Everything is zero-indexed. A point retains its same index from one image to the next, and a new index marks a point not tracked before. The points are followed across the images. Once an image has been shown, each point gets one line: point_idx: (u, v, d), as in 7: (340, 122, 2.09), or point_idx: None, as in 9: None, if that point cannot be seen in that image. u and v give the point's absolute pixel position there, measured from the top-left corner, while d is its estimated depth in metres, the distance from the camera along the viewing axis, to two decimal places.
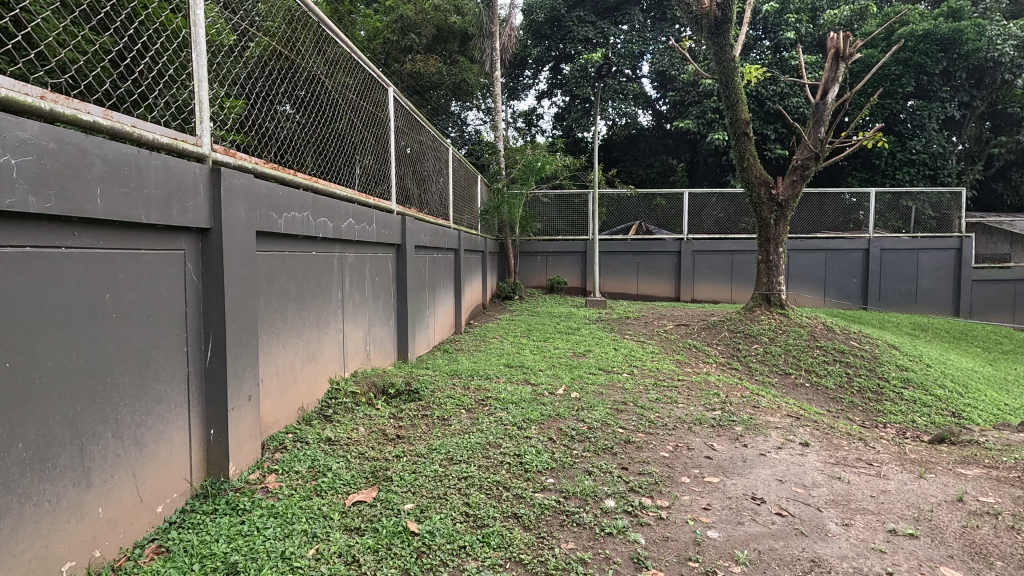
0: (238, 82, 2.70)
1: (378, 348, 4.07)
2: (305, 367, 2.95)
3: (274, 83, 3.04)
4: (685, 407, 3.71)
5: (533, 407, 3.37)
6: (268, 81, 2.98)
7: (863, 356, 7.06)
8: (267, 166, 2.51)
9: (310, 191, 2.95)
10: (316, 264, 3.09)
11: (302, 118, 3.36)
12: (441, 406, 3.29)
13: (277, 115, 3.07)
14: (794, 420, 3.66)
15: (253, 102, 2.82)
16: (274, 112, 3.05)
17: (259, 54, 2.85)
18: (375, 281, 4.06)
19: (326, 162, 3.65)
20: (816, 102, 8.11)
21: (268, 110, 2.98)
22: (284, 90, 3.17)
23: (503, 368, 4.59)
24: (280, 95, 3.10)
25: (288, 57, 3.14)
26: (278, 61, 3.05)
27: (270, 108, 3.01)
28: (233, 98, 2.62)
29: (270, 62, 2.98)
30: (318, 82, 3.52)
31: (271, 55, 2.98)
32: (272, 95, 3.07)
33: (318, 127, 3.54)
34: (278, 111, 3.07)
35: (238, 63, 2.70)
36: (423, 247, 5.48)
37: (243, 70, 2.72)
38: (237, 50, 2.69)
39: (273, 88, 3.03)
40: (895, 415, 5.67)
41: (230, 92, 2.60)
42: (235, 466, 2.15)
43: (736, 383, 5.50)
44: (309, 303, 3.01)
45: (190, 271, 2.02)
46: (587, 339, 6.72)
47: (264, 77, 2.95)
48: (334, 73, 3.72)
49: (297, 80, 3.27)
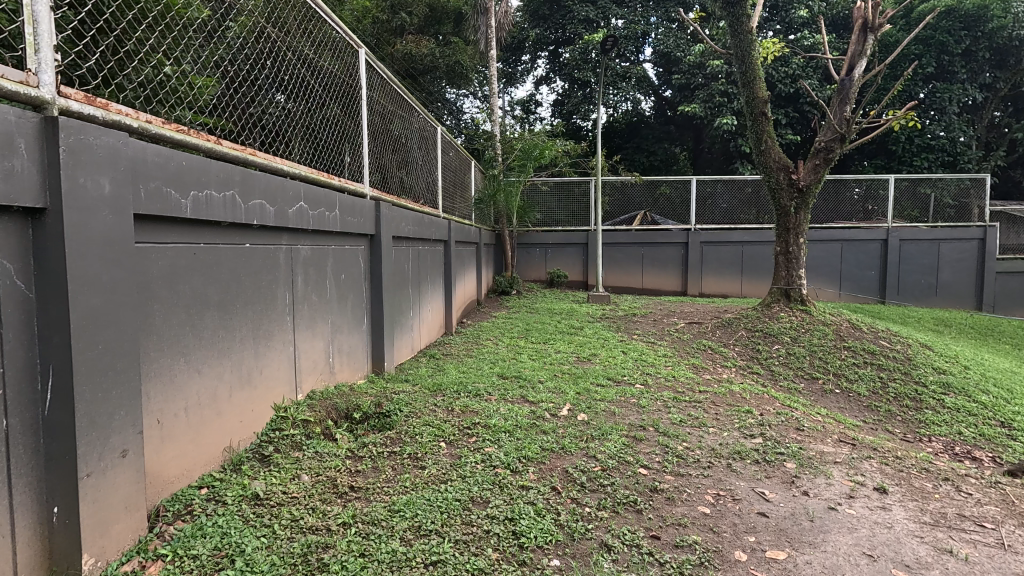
0: (219, 65, 2.39)
1: (344, 359, 3.39)
2: (235, 394, 2.26)
3: (259, 66, 2.65)
4: (717, 433, 3.01)
5: (530, 438, 2.69)
6: (255, 63, 2.62)
7: (896, 357, 6.41)
8: (171, 128, 1.87)
9: (241, 164, 2.28)
10: (253, 260, 2.40)
11: (298, 108, 3.00)
12: (416, 440, 2.60)
13: (263, 102, 2.70)
14: (852, 449, 2.98)
15: (236, 88, 2.49)
16: (262, 98, 2.69)
17: (243, 35, 2.50)
18: (339, 280, 3.35)
19: (319, 153, 3.21)
20: (841, 79, 7.40)
21: (253, 94, 2.61)
22: (274, 76, 2.80)
23: (496, 381, 3.90)
24: (269, 81, 2.75)
25: (281, 40, 2.78)
26: (266, 42, 2.68)
27: (256, 93, 2.65)
28: (205, 78, 2.28)
29: (258, 43, 2.62)
30: (311, 68, 3.13)
31: (259, 35, 2.61)
32: (264, 83, 2.73)
33: (309, 115, 3.11)
34: (264, 97, 2.70)
35: (221, 44, 2.39)
36: (405, 238, 4.76)
37: (227, 52, 2.42)
38: (217, 30, 2.37)
39: (260, 70, 2.67)
40: (939, 427, 5.03)
41: (201, 71, 2.27)
42: (96, 558, 1.47)
43: (762, 392, 4.83)
44: (238, 310, 2.29)
45: (6, 273, 1.33)
46: (591, 340, 6.04)
47: (251, 61, 2.59)
48: (322, 53, 3.22)
49: (288, 64, 2.89)
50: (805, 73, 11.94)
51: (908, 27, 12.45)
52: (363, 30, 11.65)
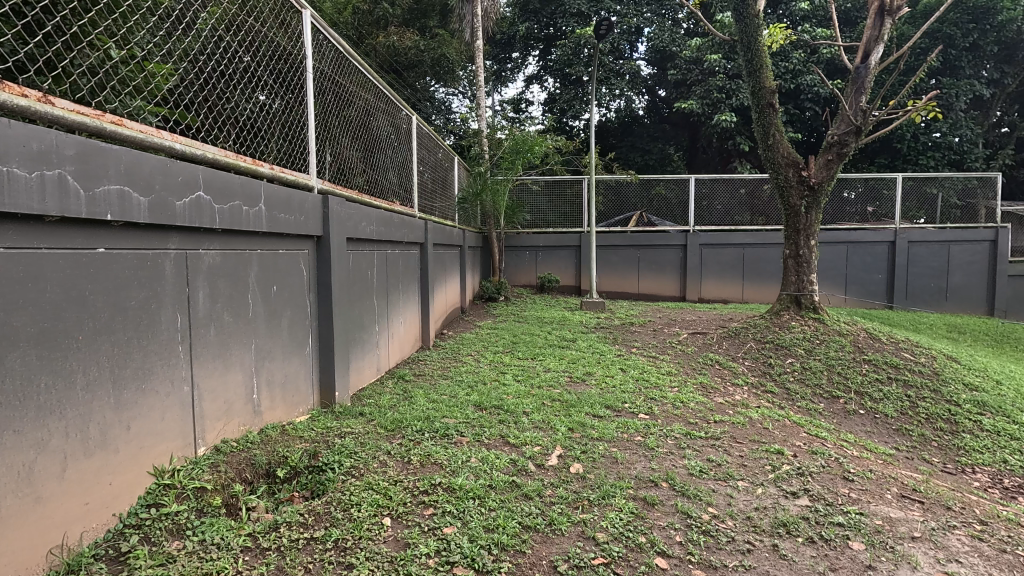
0: (187, 58, 2.26)
1: (274, 394, 2.68)
2: (73, 468, 1.57)
3: (230, 61, 2.50)
4: (750, 490, 2.34)
5: (506, 510, 2.01)
6: (224, 58, 2.46)
7: (923, 372, 5.78)
8: None
9: (100, 140, 1.68)
10: (114, 271, 1.72)
11: (275, 106, 2.81)
12: (349, 518, 1.89)
13: (233, 97, 2.52)
14: (923, 512, 2.32)
15: (201, 82, 2.33)
16: (235, 95, 2.53)
17: (213, 27, 2.38)
18: (269, 296, 2.65)
19: (291, 148, 2.95)
20: (856, 67, 6.78)
21: (223, 90, 2.46)
22: (250, 72, 2.63)
23: (475, 414, 3.22)
24: (240, 74, 2.56)
25: (248, 31, 2.59)
26: (235, 36, 2.52)
27: (227, 88, 2.49)
28: (165, 67, 2.13)
29: (223, 36, 2.45)
30: (283, 61, 2.86)
31: (225, 29, 2.46)
32: (237, 80, 2.56)
33: (285, 112, 2.89)
34: (237, 93, 2.54)
35: (191, 38, 2.27)
36: (369, 240, 4.05)
37: (197, 46, 2.30)
38: (187, 22, 2.25)
39: (228, 64, 2.49)
40: (981, 454, 4.39)
41: (159, 60, 2.12)
42: None
43: (781, 417, 4.15)
44: (83, 347, 1.60)
45: None
46: (585, 354, 5.36)
47: (220, 56, 2.45)
48: (299, 49, 2.97)
49: (258, 57, 2.67)
50: (805, 68, 11.39)
51: (913, 20, 11.89)
52: (344, 23, 10.95)
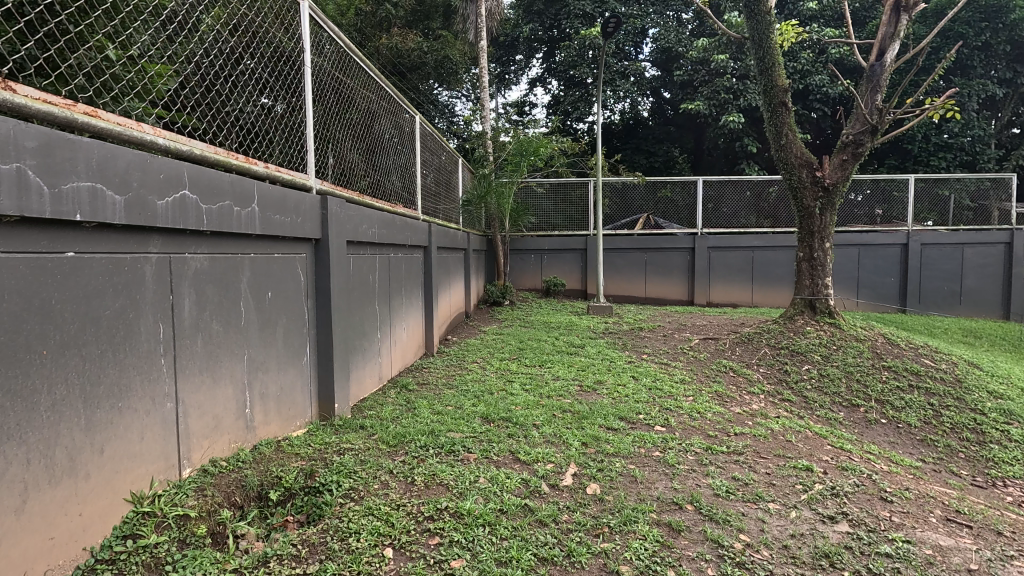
0: (188, 59, 2.12)
1: (268, 407, 2.50)
2: (34, 500, 1.39)
3: (232, 63, 2.36)
4: (783, 514, 2.15)
5: (519, 540, 1.82)
6: (226, 59, 2.33)
7: (945, 379, 5.56)
8: None
9: (71, 131, 1.52)
10: (82, 277, 1.54)
11: (279, 109, 2.67)
12: (346, 551, 1.71)
13: (235, 100, 2.38)
14: (972, 538, 2.13)
15: (202, 83, 2.19)
16: (236, 97, 2.39)
17: (214, 26, 2.24)
18: (263, 303, 2.47)
19: (295, 152, 2.81)
20: (870, 64, 6.60)
21: (225, 91, 2.31)
22: (253, 74, 2.49)
23: (482, 427, 3.03)
24: (243, 76, 2.43)
25: (249, 31, 2.46)
26: (237, 36, 2.38)
27: (229, 90, 2.35)
28: (164, 67, 1.99)
29: (225, 36, 2.31)
30: (286, 61, 2.73)
31: (227, 29, 2.32)
32: (239, 81, 2.42)
33: (289, 115, 2.74)
34: (239, 95, 2.40)
35: (194, 39, 2.14)
36: (371, 243, 3.88)
37: (199, 46, 2.16)
38: (189, 22, 2.12)
39: (230, 65, 2.35)
40: (1011, 466, 4.18)
41: (158, 59, 1.98)
42: None
43: (802, 428, 3.95)
44: (47, 362, 1.43)
45: None
46: (594, 361, 5.17)
47: (222, 56, 2.31)
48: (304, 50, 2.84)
49: (260, 57, 2.53)
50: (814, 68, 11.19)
51: (924, 19, 11.68)
52: (346, 24, 10.82)
